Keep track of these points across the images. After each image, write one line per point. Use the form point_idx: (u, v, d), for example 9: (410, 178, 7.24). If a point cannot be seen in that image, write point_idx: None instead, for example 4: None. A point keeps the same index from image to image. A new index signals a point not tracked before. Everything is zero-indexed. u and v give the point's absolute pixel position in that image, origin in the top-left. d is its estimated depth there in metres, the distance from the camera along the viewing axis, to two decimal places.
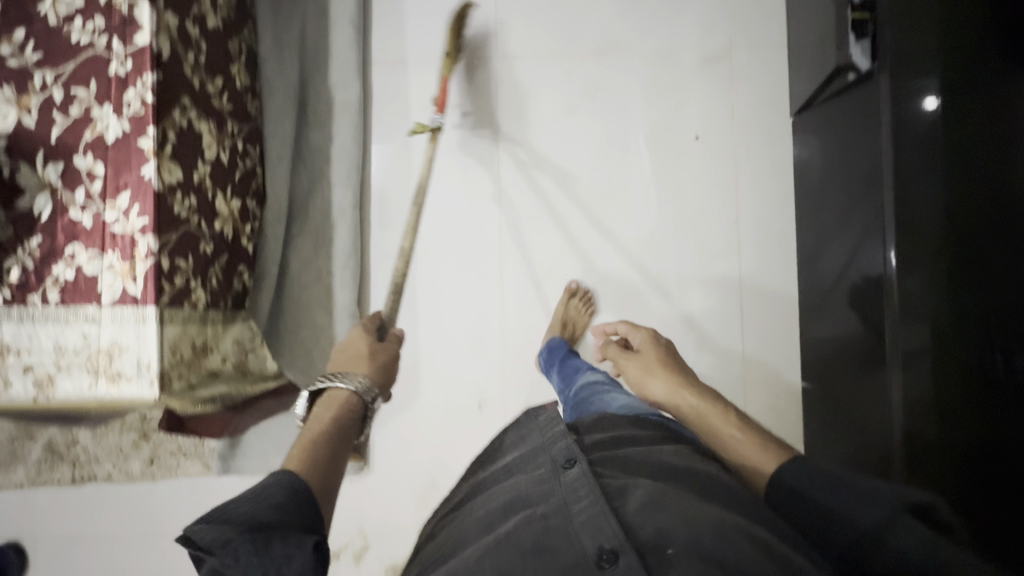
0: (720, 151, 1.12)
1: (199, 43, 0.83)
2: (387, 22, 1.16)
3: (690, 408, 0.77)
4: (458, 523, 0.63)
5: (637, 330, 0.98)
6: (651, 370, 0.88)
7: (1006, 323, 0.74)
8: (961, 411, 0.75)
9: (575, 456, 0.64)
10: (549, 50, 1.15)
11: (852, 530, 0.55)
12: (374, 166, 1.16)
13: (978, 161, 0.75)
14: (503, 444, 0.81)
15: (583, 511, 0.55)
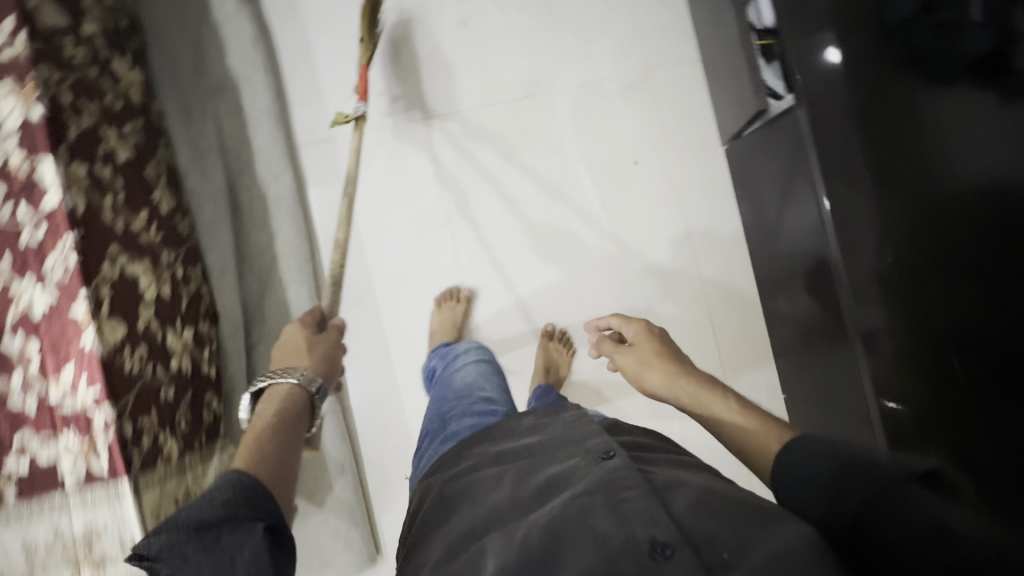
0: (656, 172, 1.18)
1: (114, 183, 0.79)
2: (306, 104, 1.14)
3: (693, 398, 0.66)
4: (481, 501, 0.59)
5: (631, 320, 0.79)
6: (647, 361, 0.73)
7: (978, 303, 0.69)
8: (948, 396, 0.69)
9: (614, 449, 0.61)
10: (474, 107, 1.18)
11: (855, 491, 0.47)
12: (323, 251, 1.14)
13: (903, 131, 0.71)
14: (507, 424, 0.75)
15: (634, 501, 0.52)
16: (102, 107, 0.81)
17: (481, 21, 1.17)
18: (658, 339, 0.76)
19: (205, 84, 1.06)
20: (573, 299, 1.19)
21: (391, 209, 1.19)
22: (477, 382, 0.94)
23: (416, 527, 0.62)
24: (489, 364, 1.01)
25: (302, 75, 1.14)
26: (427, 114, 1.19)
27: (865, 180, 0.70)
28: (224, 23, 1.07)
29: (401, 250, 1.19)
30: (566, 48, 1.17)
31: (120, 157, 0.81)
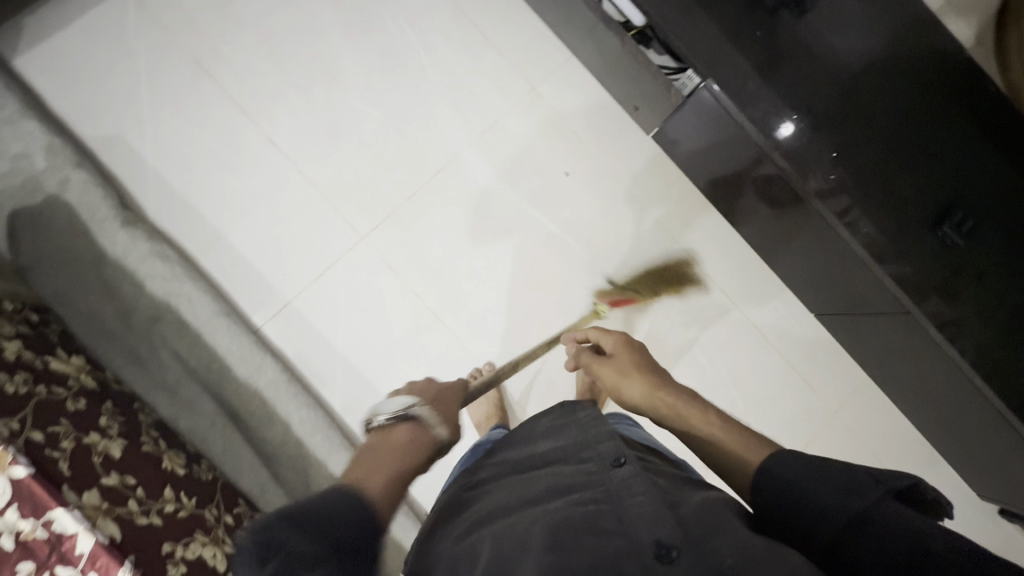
0: (590, 169, 1.22)
1: (126, 482, 0.73)
2: (247, 280, 1.10)
3: (675, 412, 0.67)
4: (494, 499, 0.61)
5: (609, 334, 0.80)
6: (624, 374, 0.74)
7: (884, 166, 0.99)
8: (906, 233, 0.96)
9: (625, 456, 0.60)
10: (403, 198, 1.16)
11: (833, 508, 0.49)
12: (337, 406, 1.10)
13: (785, 78, 0.99)
14: (525, 430, 0.75)
15: (641, 507, 0.53)
16: (70, 417, 0.74)
17: (362, 125, 1.17)
18: (637, 351, 0.77)
19: (138, 322, 1.00)
20: (584, 318, 1.19)
21: (378, 333, 1.13)
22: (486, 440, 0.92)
23: (433, 517, 0.65)
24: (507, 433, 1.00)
25: (227, 260, 1.10)
26: (368, 224, 1.15)
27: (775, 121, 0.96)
28: (125, 256, 1.01)
29: (407, 365, 1.13)
30: (450, 105, 1.20)
31: (117, 453, 0.76)
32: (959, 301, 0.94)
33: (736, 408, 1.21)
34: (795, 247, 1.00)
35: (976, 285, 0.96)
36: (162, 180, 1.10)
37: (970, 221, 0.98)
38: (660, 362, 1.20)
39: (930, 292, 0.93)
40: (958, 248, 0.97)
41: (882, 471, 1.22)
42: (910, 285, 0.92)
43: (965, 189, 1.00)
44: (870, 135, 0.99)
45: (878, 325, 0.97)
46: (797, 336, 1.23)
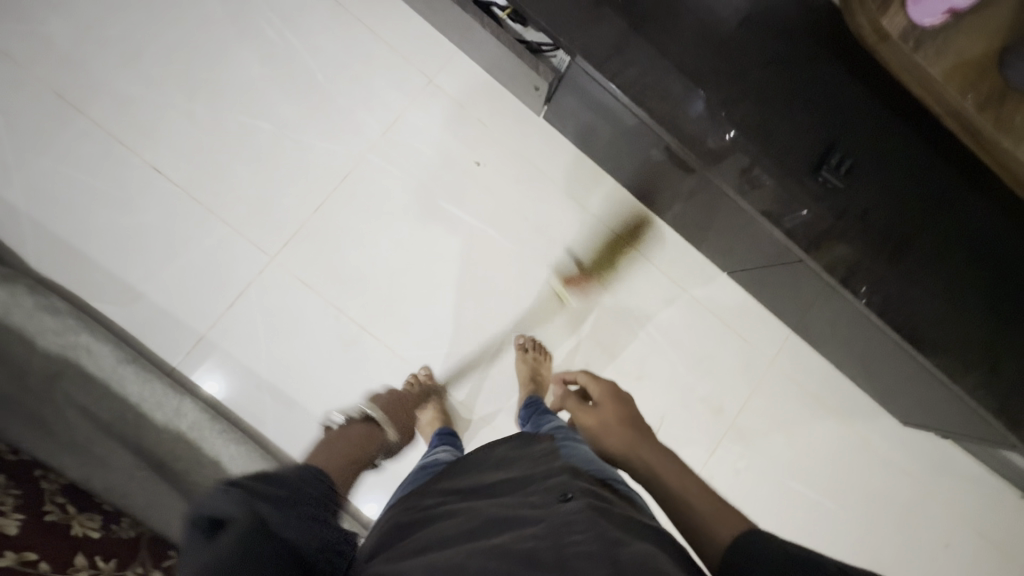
0: (501, 156, 1.19)
1: (26, 558, 0.68)
2: (153, 321, 1.04)
3: (645, 464, 0.71)
4: (435, 529, 0.59)
5: (600, 382, 0.90)
6: (608, 421, 0.80)
7: (779, 126, 0.99)
8: (809, 187, 0.97)
9: (572, 492, 0.59)
10: (309, 215, 1.11)
11: None
12: (271, 437, 1.06)
13: (673, 46, 0.98)
14: (485, 458, 0.75)
15: (579, 544, 0.51)
16: None
17: (255, 141, 1.11)
18: (622, 406, 0.84)
19: (35, 382, 0.92)
20: (516, 310, 1.18)
21: (300, 356, 1.09)
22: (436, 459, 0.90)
23: (376, 544, 0.62)
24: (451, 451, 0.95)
25: (128, 303, 1.04)
26: (275, 245, 1.09)
27: (671, 86, 0.95)
28: (6, 315, 0.92)
29: (339, 383, 1.10)
30: (349, 113, 1.15)
31: (14, 530, 0.69)
32: (867, 246, 0.96)
33: (678, 373, 1.22)
34: (706, 207, 1.01)
35: (881, 230, 0.98)
36: (41, 228, 1.02)
37: (847, 161, 0.97)
38: (598, 340, 1.20)
39: (835, 239, 0.95)
40: (858, 197, 0.99)
41: (822, 413, 1.26)
42: (811, 236, 0.94)
43: (840, 139, 1.01)
44: (760, 95, 1.00)
45: (798, 276, 0.99)
46: (729, 296, 1.25)
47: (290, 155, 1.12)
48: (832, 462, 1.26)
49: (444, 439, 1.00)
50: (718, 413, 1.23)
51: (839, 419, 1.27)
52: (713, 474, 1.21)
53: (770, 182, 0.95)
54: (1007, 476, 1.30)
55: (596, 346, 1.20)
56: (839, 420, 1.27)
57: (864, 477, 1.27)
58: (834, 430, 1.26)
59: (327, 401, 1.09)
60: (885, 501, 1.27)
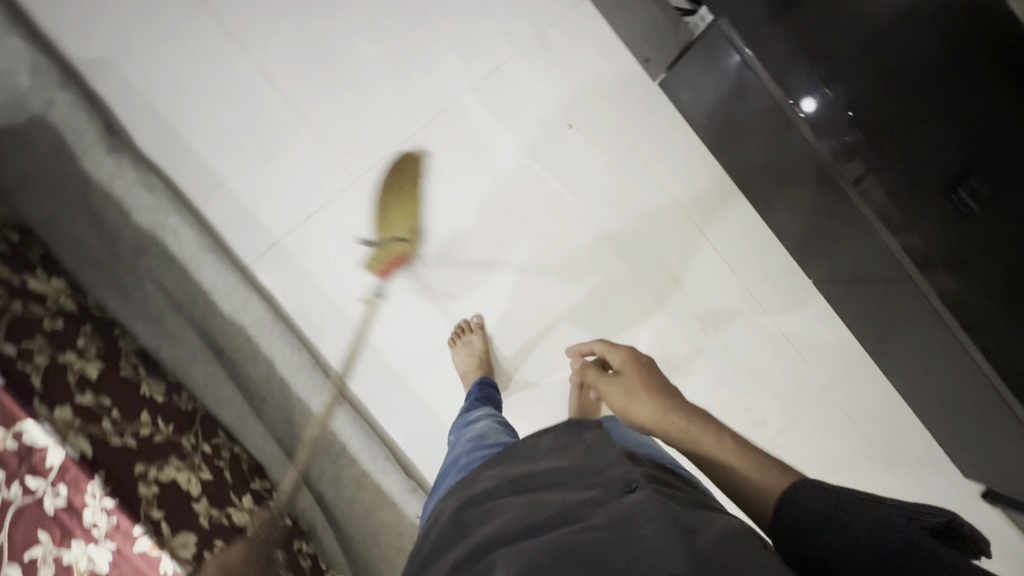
0: (594, 123, 1.17)
1: (101, 403, 0.73)
2: (234, 216, 1.07)
3: (684, 435, 0.66)
4: (499, 521, 0.59)
5: (615, 347, 0.78)
6: (633, 394, 0.72)
7: (908, 133, 1.08)
8: (919, 193, 1.06)
9: (637, 483, 0.60)
10: (398, 144, 1.12)
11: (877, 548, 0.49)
12: (325, 351, 1.09)
13: None
14: (528, 441, 0.74)
15: (652, 535, 0.52)
16: (47, 335, 0.74)
17: (360, 64, 1.12)
18: (646, 368, 0.75)
19: (124, 251, 0.99)
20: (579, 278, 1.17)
21: (364, 278, 1.11)
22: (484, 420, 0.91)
23: (438, 537, 0.62)
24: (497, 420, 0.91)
25: (214, 197, 1.06)
26: (361, 166, 1.11)
27: None
28: (110, 184, 0.99)
29: (396, 311, 1.12)
30: (454, 52, 1.14)
31: (93, 374, 0.75)
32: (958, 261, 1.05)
33: (727, 376, 1.19)
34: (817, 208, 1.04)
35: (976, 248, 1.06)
36: (149, 109, 1.05)
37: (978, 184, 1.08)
38: (652, 325, 1.18)
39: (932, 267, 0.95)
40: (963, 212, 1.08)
41: (867, 448, 1.21)
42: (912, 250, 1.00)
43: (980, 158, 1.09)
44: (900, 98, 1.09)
45: (895, 296, 1.01)
46: (799, 308, 1.20)
47: (389, 82, 1.13)
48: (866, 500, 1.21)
49: (484, 388, 1.02)
50: (761, 425, 1.19)
51: (885, 459, 1.21)
52: None
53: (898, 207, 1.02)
54: None
55: (650, 330, 1.17)
56: (883, 459, 1.21)
57: None
58: (876, 469, 1.21)
59: (381, 326, 1.11)
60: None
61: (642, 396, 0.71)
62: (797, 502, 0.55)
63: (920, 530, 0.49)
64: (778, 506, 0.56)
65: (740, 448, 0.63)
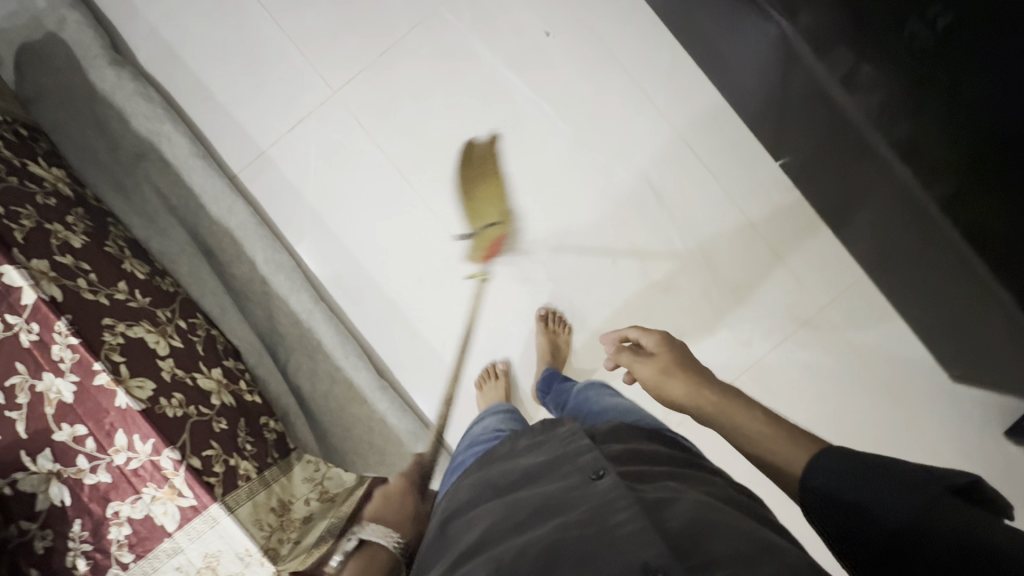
0: (573, 33, 1.14)
1: (81, 266, 0.81)
2: (225, 130, 1.15)
3: (718, 411, 0.63)
4: (477, 529, 0.55)
5: (649, 331, 0.75)
6: (666, 373, 0.70)
7: None
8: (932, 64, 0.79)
9: (604, 468, 0.57)
10: (377, 56, 1.15)
11: (901, 509, 0.44)
12: (306, 256, 1.14)
13: None
14: (506, 445, 0.70)
15: (625, 524, 0.49)
16: (37, 206, 0.83)
17: None
18: (680, 350, 0.73)
19: (125, 156, 1.07)
20: (557, 189, 1.15)
21: (344, 187, 1.14)
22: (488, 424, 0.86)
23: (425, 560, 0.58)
24: (513, 415, 0.88)
25: (208, 110, 1.14)
26: (341, 79, 1.15)
27: None
28: (112, 94, 1.07)
29: (373, 220, 1.14)
30: None
31: (77, 244, 0.83)
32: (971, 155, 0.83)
33: (713, 295, 1.14)
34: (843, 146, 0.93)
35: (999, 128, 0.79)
36: (152, 29, 1.14)
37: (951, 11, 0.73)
38: (632, 239, 1.15)
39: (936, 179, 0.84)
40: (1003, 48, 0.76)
41: (867, 373, 1.13)
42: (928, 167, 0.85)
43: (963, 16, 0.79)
44: None
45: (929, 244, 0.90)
46: (790, 223, 1.14)
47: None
48: (870, 431, 1.13)
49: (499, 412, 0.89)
50: (748, 346, 1.14)
51: (888, 387, 1.13)
52: None
53: (855, 62, 0.85)
54: None
55: (628, 243, 1.15)
56: (886, 386, 1.13)
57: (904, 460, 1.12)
58: (876, 395, 1.13)
59: (358, 233, 1.14)
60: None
61: (676, 372, 0.69)
62: (820, 468, 0.50)
63: (951, 489, 0.43)
64: (803, 475, 0.51)
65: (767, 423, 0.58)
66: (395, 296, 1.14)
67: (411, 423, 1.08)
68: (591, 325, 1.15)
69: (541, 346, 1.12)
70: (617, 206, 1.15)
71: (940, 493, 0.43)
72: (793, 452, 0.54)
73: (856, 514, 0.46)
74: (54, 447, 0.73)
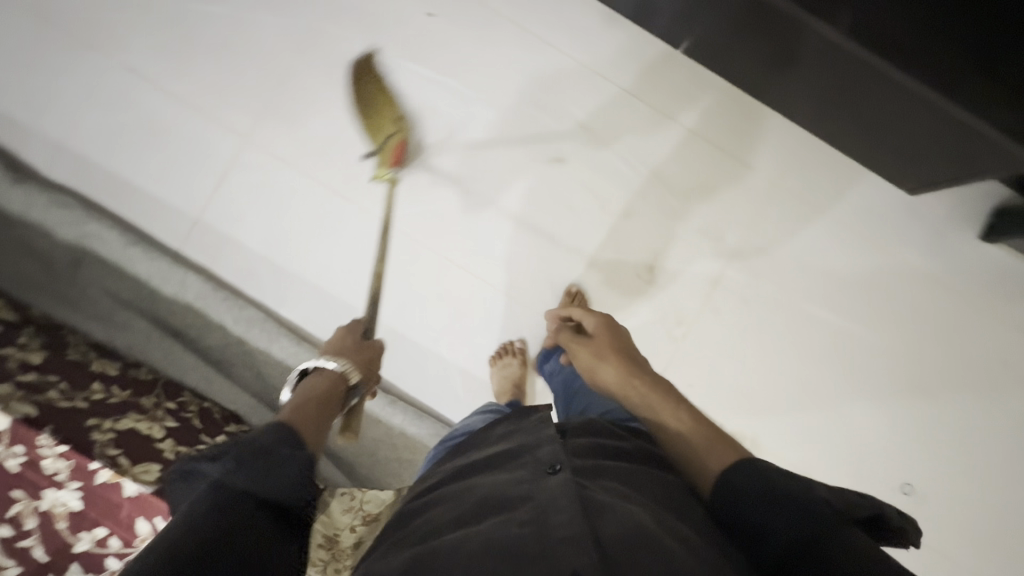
0: (454, 4, 1.15)
1: (48, 379, 0.79)
2: (152, 210, 1.12)
3: (641, 399, 0.69)
4: (423, 517, 0.58)
5: (592, 314, 0.82)
6: (601, 355, 0.75)
7: None
8: None
9: (561, 463, 0.58)
10: (275, 89, 1.14)
11: (792, 530, 0.51)
12: (274, 303, 1.13)
13: None
14: (479, 435, 0.74)
15: (563, 525, 0.49)
16: None
17: (213, 27, 1.13)
18: (615, 335, 0.78)
19: (61, 268, 1.04)
20: (492, 156, 1.15)
21: (287, 225, 1.13)
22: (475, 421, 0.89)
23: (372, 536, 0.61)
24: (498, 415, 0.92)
25: (128, 197, 1.12)
26: (250, 122, 1.13)
27: None
28: (25, 212, 1.04)
29: (327, 246, 1.13)
30: None
31: (37, 360, 0.81)
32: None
33: (670, 205, 1.17)
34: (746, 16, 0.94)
35: None
36: (44, 137, 1.11)
37: None
38: (578, 179, 1.16)
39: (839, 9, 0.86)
40: None
41: (831, 225, 1.18)
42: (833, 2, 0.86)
43: None
44: None
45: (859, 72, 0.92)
46: (716, 116, 1.17)
47: (247, 35, 1.13)
48: (849, 280, 1.18)
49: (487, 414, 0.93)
50: (718, 240, 1.17)
51: (855, 231, 1.19)
52: (716, 302, 1.17)
53: None
54: None
55: (576, 183, 1.16)
56: (852, 230, 1.19)
57: (887, 291, 1.19)
58: (842, 241, 1.19)
59: (318, 263, 1.13)
60: (908, 313, 1.20)
61: (607, 353, 0.75)
62: (737, 474, 0.57)
63: (849, 516, 0.52)
64: (725, 474, 0.58)
65: (694, 426, 0.64)
66: (373, 312, 1.13)
67: (432, 426, 1.09)
68: (568, 272, 1.15)
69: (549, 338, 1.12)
70: (553, 153, 1.16)
71: (833, 517, 0.51)
72: (714, 457, 0.60)
73: (754, 526, 0.53)
74: (80, 559, 0.72)
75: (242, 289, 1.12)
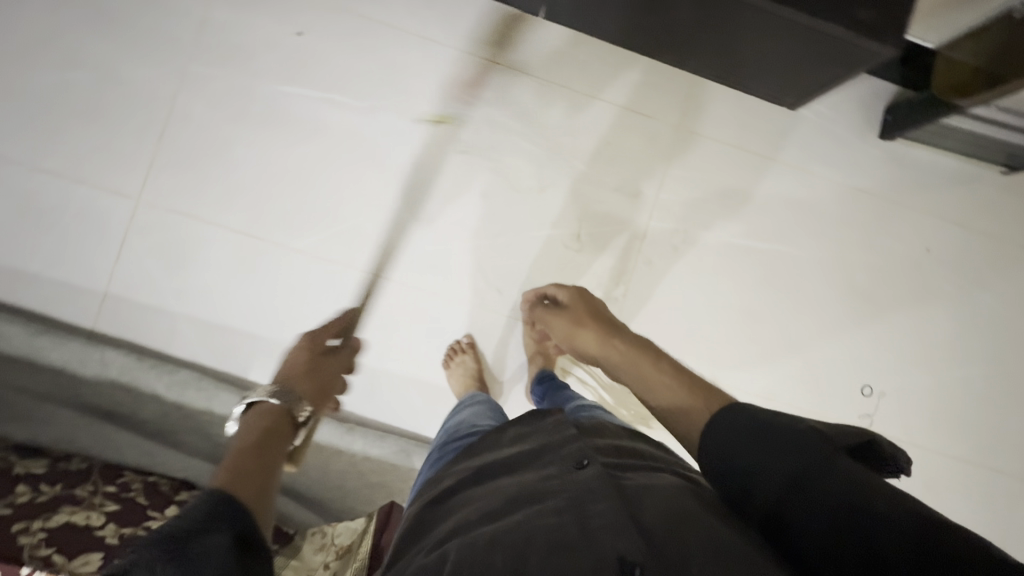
0: (324, 21, 1.12)
1: None
2: (53, 294, 1.06)
3: (620, 356, 0.74)
4: (459, 513, 0.60)
5: (570, 292, 0.91)
6: (581, 325, 0.83)
7: None
8: None
9: (589, 458, 0.63)
10: (159, 144, 1.09)
11: (788, 470, 0.53)
12: (205, 359, 1.08)
13: None
14: (493, 435, 0.77)
15: (602, 515, 0.54)
16: None
17: (76, 94, 1.08)
18: (592, 309, 0.86)
19: None
20: (396, 163, 1.13)
21: (202, 278, 1.09)
22: (475, 418, 0.90)
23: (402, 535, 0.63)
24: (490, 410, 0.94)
25: (25, 287, 1.06)
26: (138, 181, 1.09)
27: None
28: None
29: (248, 288, 1.09)
30: (159, 32, 1.09)
31: None
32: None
33: (581, 173, 1.18)
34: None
35: None
36: None
37: None
38: (486, 167, 1.15)
39: None
40: None
41: (738, 158, 1.22)
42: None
43: None
44: None
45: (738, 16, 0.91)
46: (609, 80, 1.19)
47: (115, 93, 1.08)
48: (765, 206, 1.22)
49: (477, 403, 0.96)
50: (635, 197, 1.19)
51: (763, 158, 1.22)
52: (647, 257, 1.19)
53: None
54: (957, 148, 1.26)
55: (486, 171, 1.15)
56: (757, 158, 1.22)
57: (803, 208, 1.24)
58: (751, 171, 1.22)
59: (243, 307, 1.09)
60: (827, 223, 1.24)
61: (586, 322, 0.83)
62: (721, 427, 0.58)
63: (838, 445, 0.53)
64: (712, 426, 0.59)
65: (674, 374, 0.67)
66: None
67: (396, 443, 1.09)
68: (498, 261, 1.16)
69: (531, 349, 1.14)
70: (457, 147, 1.15)
71: (827, 449, 0.52)
72: (693, 404, 0.63)
73: (748, 471, 0.55)
74: None
75: (166, 353, 1.07)
